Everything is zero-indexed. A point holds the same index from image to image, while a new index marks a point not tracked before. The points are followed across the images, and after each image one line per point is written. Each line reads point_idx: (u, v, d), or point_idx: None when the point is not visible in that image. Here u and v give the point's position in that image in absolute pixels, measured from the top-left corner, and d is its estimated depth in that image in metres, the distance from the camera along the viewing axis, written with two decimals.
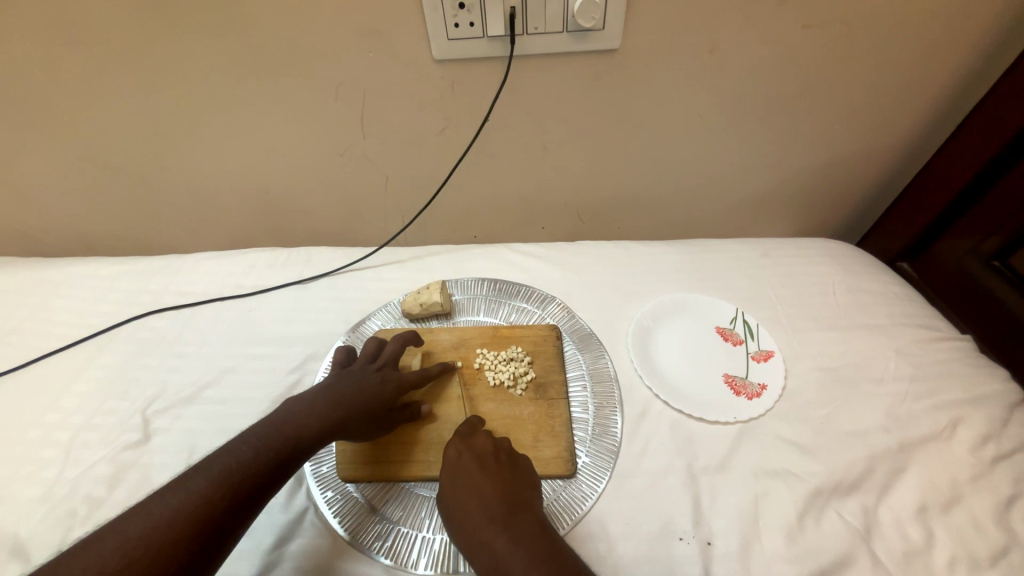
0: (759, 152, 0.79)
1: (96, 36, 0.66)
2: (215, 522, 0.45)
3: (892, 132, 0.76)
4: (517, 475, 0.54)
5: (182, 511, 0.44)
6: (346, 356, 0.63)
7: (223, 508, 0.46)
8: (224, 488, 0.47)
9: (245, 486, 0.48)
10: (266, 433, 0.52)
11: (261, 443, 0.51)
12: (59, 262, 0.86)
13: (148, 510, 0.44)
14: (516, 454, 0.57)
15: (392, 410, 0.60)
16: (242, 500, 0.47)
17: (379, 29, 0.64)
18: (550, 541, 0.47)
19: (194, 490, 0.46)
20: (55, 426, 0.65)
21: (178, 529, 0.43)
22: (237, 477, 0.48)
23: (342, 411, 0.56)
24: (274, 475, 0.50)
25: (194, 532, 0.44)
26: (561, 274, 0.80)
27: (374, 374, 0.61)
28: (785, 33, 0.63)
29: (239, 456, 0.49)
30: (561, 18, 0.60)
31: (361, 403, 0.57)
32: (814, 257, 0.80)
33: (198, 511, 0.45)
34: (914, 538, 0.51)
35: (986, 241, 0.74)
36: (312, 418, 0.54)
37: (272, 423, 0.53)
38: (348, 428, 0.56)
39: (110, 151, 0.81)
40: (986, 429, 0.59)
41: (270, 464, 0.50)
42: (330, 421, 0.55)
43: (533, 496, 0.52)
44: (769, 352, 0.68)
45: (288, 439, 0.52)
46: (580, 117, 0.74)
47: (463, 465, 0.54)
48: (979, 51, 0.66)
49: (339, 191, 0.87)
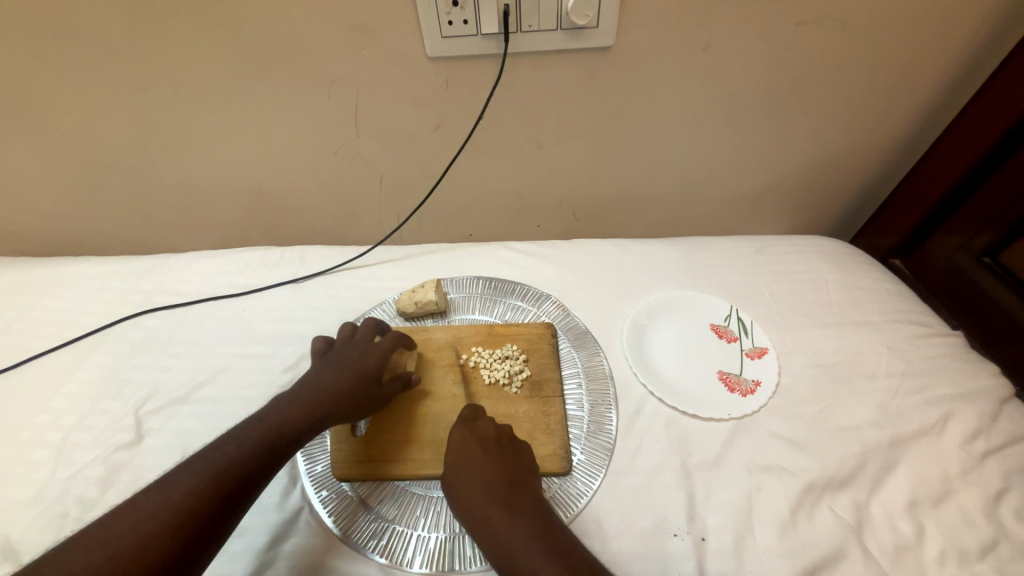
0: (753, 150, 0.79)
1: (85, 34, 0.65)
2: (201, 514, 0.45)
3: (884, 130, 0.76)
4: (518, 460, 0.56)
5: (167, 504, 0.45)
6: (325, 343, 0.64)
7: (210, 502, 0.46)
8: (209, 480, 0.47)
9: (231, 477, 0.48)
10: (249, 425, 0.53)
11: (244, 434, 0.52)
12: (49, 262, 0.85)
13: (133, 504, 0.45)
14: (518, 441, 0.58)
15: (378, 385, 0.60)
16: (229, 492, 0.47)
17: (372, 26, 0.63)
18: (549, 520, 0.51)
19: (180, 484, 0.46)
20: (46, 426, 0.65)
21: (162, 522, 0.44)
22: (222, 469, 0.48)
23: (324, 398, 0.57)
24: (263, 465, 0.50)
25: (179, 523, 0.44)
26: (556, 272, 0.80)
27: (353, 353, 0.62)
28: (779, 31, 0.63)
29: (226, 450, 0.50)
30: (554, 17, 0.60)
31: (345, 387, 0.58)
32: (807, 254, 0.80)
33: (182, 503, 0.45)
34: (905, 533, 0.52)
35: (976, 238, 0.75)
36: (292, 408, 0.55)
37: (256, 416, 0.54)
38: (337, 410, 0.57)
39: (100, 150, 0.81)
40: (976, 424, 0.59)
41: (257, 455, 0.50)
42: (316, 412, 0.56)
43: (532, 478, 0.55)
44: (763, 349, 0.69)
45: (273, 430, 0.53)
46: (574, 115, 0.74)
47: (467, 449, 0.55)
48: (971, 49, 0.66)
49: (332, 190, 0.87)
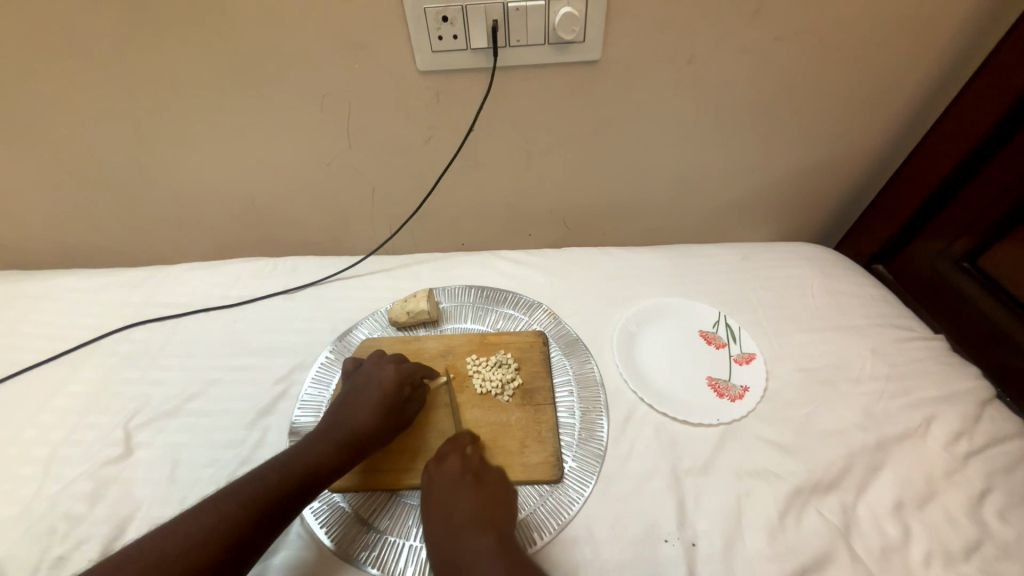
0: (739, 158, 0.81)
1: (76, 46, 0.65)
2: (241, 542, 0.47)
3: (864, 139, 0.79)
4: (486, 494, 0.53)
5: (213, 531, 0.47)
6: (355, 362, 0.67)
7: (249, 527, 0.48)
8: (251, 510, 0.49)
9: (269, 509, 0.50)
10: (287, 460, 0.54)
11: (283, 468, 0.53)
12: (38, 275, 0.84)
13: (181, 530, 0.47)
14: (490, 471, 0.56)
15: (403, 407, 0.61)
16: (268, 521, 0.49)
17: (364, 40, 0.64)
18: (517, 561, 0.47)
19: (223, 513, 0.48)
20: (33, 441, 0.64)
21: (209, 550, 0.46)
22: (264, 499, 0.50)
23: (355, 427, 0.58)
24: (296, 495, 0.52)
25: (225, 551, 0.46)
26: (547, 280, 0.81)
27: (375, 376, 0.63)
28: (759, 45, 0.65)
29: (266, 482, 0.51)
30: (542, 31, 0.62)
31: (371, 416, 0.59)
32: (792, 261, 0.82)
33: (229, 531, 0.47)
34: (892, 534, 0.53)
35: (955, 243, 0.76)
36: (328, 442, 0.56)
37: (292, 453, 0.55)
38: (365, 442, 0.58)
39: (90, 161, 0.81)
40: (959, 426, 0.60)
41: (292, 486, 0.52)
42: (349, 444, 0.57)
43: (503, 512, 0.53)
44: (751, 354, 0.70)
45: (308, 465, 0.54)
46: (563, 126, 0.75)
47: (434, 490, 0.55)
48: (943, 61, 0.69)
49: (325, 201, 0.87)
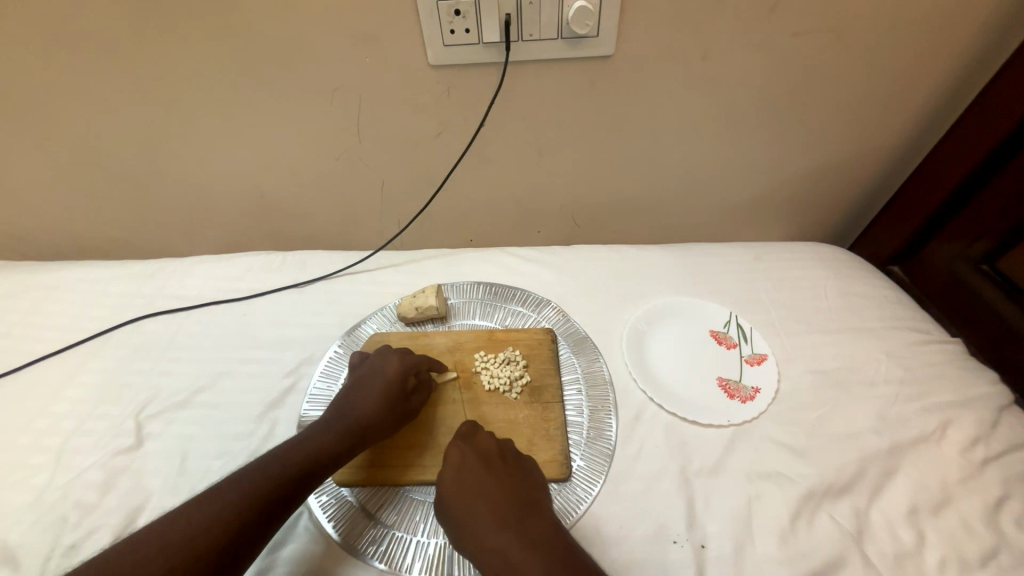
0: (753, 156, 0.80)
1: (89, 38, 0.66)
2: (243, 532, 0.47)
3: (882, 138, 0.77)
4: (523, 475, 0.55)
5: (218, 520, 0.47)
6: (361, 354, 0.66)
7: (252, 516, 0.48)
8: (253, 499, 0.49)
9: (271, 499, 0.50)
10: (290, 448, 0.54)
11: (285, 457, 0.53)
12: (51, 266, 0.85)
13: (185, 518, 0.47)
14: (521, 454, 0.58)
15: (405, 398, 0.61)
16: (270, 510, 0.49)
17: (375, 34, 0.64)
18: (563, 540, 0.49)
19: (228, 502, 0.48)
20: (45, 431, 0.65)
21: (213, 539, 0.46)
22: (267, 488, 0.50)
23: (358, 417, 0.58)
24: (298, 485, 0.52)
25: (229, 541, 0.46)
26: (555, 277, 0.80)
27: (379, 366, 0.63)
28: (776, 40, 0.64)
29: (269, 470, 0.51)
30: (555, 26, 0.61)
31: (375, 406, 0.59)
32: (805, 260, 0.81)
33: (233, 521, 0.47)
34: (905, 540, 0.52)
35: (974, 244, 0.75)
36: (330, 432, 0.56)
37: (295, 441, 0.55)
38: (367, 432, 0.58)
39: (103, 153, 0.81)
40: (976, 431, 0.59)
41: (295, 476, 0.52)
42: (351, 434, 0.57)
43: (539, 493, 0.54)
44: (762, 355, 0.69)
45: (311, 454, 0.54)
46: (574, 122, 0.74)
47: (468, 465, 0.55)
48: (967, 58, 0.67)
49: (334, 195, 0.87)
